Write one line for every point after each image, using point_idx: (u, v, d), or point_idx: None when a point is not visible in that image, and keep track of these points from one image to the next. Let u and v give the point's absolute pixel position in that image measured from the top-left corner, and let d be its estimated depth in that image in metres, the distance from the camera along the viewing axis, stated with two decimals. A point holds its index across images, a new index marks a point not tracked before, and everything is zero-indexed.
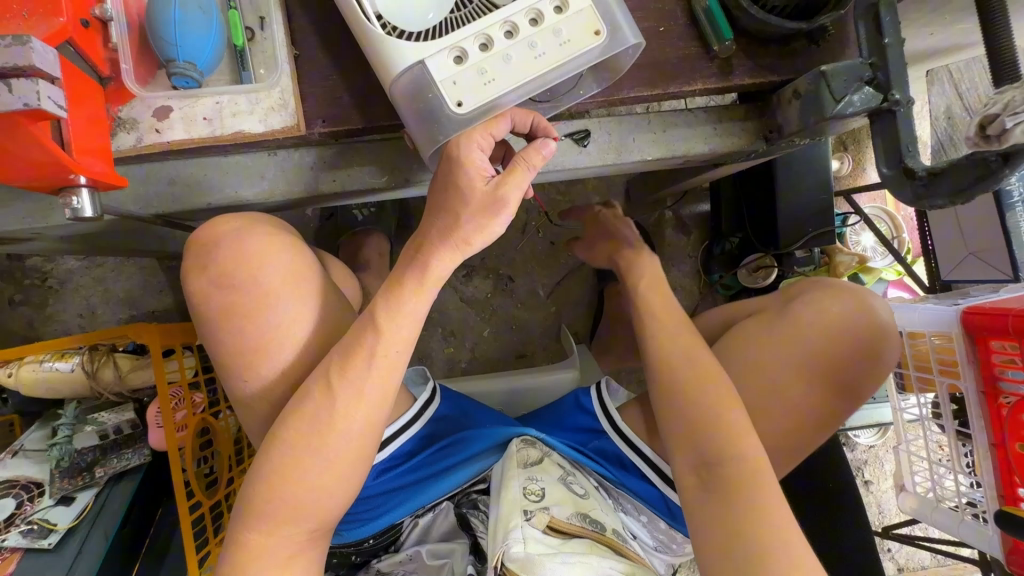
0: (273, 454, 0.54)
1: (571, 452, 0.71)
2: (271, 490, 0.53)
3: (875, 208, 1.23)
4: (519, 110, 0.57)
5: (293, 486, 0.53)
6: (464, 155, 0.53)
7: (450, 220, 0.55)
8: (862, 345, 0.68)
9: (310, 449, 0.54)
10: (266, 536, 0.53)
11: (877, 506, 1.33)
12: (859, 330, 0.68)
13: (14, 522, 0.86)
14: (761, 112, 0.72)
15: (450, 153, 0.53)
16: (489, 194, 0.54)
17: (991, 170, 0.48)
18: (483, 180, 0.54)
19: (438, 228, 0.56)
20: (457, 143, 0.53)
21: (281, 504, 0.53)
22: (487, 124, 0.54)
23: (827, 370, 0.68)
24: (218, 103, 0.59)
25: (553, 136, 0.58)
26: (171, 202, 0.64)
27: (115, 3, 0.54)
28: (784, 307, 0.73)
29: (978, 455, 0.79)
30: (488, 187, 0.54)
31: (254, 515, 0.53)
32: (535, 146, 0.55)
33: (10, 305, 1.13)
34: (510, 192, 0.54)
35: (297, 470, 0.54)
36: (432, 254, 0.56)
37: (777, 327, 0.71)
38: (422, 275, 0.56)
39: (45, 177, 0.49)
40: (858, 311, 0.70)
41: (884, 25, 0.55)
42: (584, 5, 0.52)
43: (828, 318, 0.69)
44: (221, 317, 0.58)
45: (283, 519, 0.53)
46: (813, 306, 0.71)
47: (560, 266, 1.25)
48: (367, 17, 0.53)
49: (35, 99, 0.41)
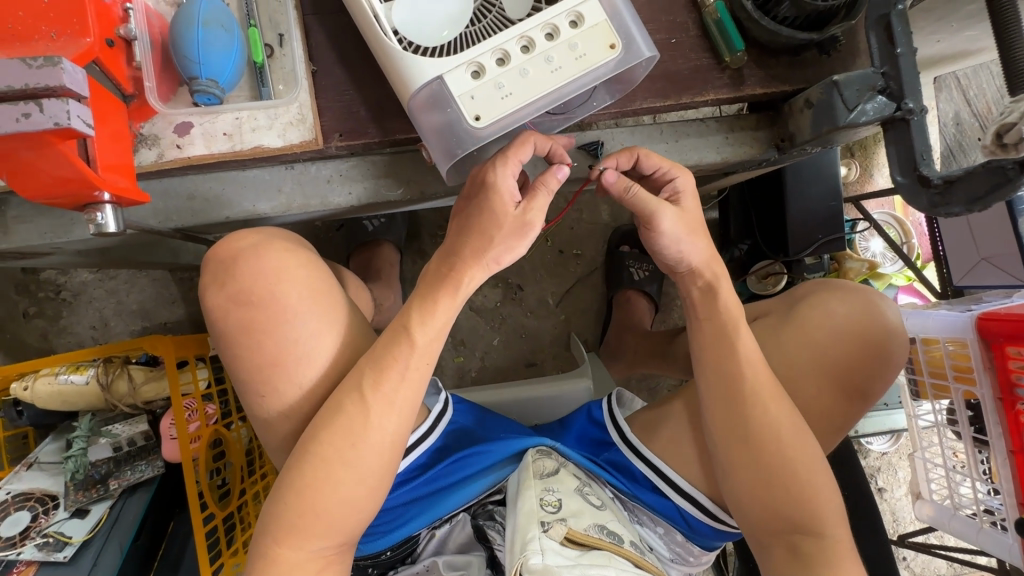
0: (305, 462, 0.54)
1: (586, 463, 0.71)
2: (304, 500, 0.54)
3: (884, 214, 1.22)
4: (540, 134, 0.59)
5: (324, 495, 0.54)
6: (497, 183, 0.55)
7: (480, 238, 0.56)
8: (860, 345, 0.68)
9: (343, 459, 0.55)
10: (298, 544, 0.53)
11: (892, 514, 1.32)
12: (864, 330, 0.68)
13: (30, 534, 0.87)
14: (773, 121, 0.73)
15: (487, 179, 0.55)
16: (518, 220, 0.56)
17: (1007, 178, 0.48)
18: (512, 205, 0.56)
19: (470, 246, 0.57)
20: (489, 169, 0.55)
21: (315, 515, 0.54)
22: (516, 150, 0.56)
23: (828, 372, 0.68)
24: (238, 118, 0.59)
25: (569, 163, 0.59)
26: (190, 216, 0.65)
27: (138, 22, 0.55)
28: (788, 311, 0.74)
29: (996, 462, 0.77)
30: (516, 212, 0.56)
31: (285, 524, 0.54)
32: (552, 172, 0.56)
33: (24, 318, 1.14)
34: (537, 217, 0.56)
35: (328, 479, 0.54)
36: (460, 266, 0.57)
37: (781, 332, 0.72)
38: (452, 288, 0.58)
39: (72, 195, 0.50)
40: (857, 312, 0.69)
41: (896, 35, 0.56)
42: (599, 19, 0.53)
43: (830, 321, 0.69)
44: (240, 331, 0.58)
45: (315, 528, 0.54)
46: (816, 311, 0.71)
47: (569, 274, 1.25)
48: (385, 33, 0.54)
49: (65, 118, 0.42)
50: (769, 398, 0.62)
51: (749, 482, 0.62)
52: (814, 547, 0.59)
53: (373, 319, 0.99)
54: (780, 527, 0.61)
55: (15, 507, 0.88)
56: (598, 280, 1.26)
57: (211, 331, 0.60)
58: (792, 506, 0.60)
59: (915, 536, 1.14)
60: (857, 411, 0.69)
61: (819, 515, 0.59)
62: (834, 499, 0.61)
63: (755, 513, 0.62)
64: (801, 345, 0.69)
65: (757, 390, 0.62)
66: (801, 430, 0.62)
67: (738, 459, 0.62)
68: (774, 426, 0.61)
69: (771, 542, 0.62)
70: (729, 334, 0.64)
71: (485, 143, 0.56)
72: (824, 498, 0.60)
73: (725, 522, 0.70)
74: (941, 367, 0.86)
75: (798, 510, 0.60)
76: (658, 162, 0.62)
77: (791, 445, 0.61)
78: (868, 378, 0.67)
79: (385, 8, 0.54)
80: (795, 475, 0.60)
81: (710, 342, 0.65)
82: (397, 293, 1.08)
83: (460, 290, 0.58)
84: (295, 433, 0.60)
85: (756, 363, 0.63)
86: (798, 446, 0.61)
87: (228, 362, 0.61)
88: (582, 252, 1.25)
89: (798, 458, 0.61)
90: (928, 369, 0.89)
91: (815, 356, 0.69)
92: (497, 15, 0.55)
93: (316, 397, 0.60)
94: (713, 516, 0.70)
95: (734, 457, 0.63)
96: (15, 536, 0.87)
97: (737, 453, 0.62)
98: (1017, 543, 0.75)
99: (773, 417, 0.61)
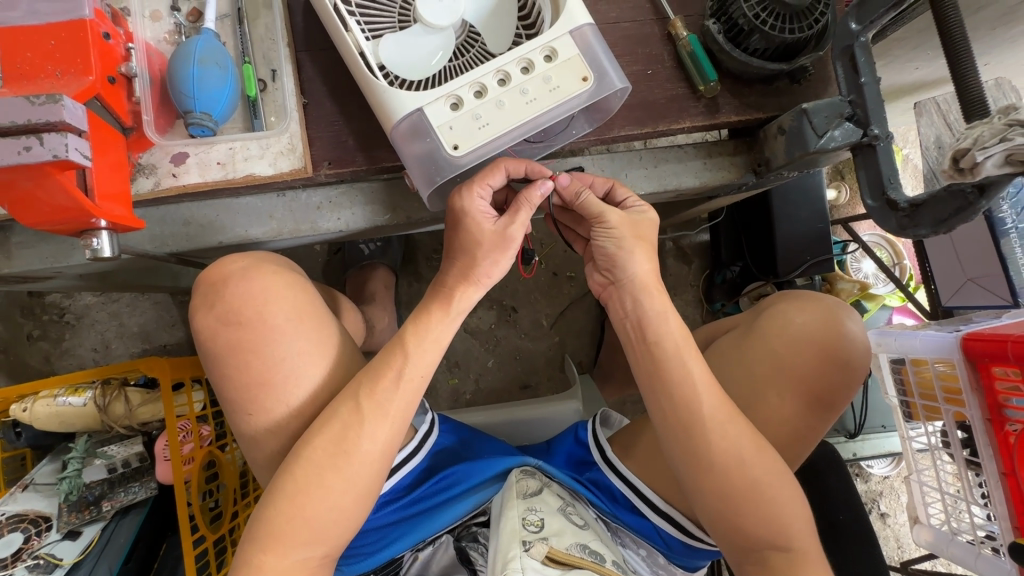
0: (297, 465, 0.55)
1: (570, 482, 0.72)
2: (295, 504, 0.54)
3: (874, 235, 1.24)
4: (512, 159, 0.61)
5: (315, 498, 0.55)
6: (465, 206, 0.59)
7: (467, 258, 0.60)
8: (824, 352, 0.68)
9: (335, 465, 0.55)
10: (283, 551, 0.54)
11: (896, 540, 1.29)
12: (826, 337, 0.69)
13: (21, 556, 0.87)
14: (749, 147, 0.75)
15: (455, 206, 0.59)
16: (498, 233, 0.59)
17: (968, 202, 0.49)
18: (489, 222, 0.60)
19: (459, 267, 0.61)
20: (458, 196, 0.59)
21: (304, 519, 0.54)
22: (483, 175, 0.60)
23: (795, 381, 0.68)
24: (231, 149, 0.62)
25: (547, 177, 0.61)
26: (185, 240, 0.68)
27: (140, 60, 0.58)
28: (754, 323, 0.75)
29: (989, 486, 0.75)
30: (494, 228, 0.60)
31: (275, 527, 0.54)
32: (534, 186, 0.60)
33: (28, 340, 1.17)
34: (516, 231, 0.60)
35: (318, 484, 0.55)
36: (451, 283, 0.61)
37: (742, 345, 0.73)
38: (447, 302, 0.61)
39: (69, 222, 0.52)
40: (822, 322, 0.70)
41: (860, 65, 0.58)
42: (572, 54, 0.56)
43: (790, 330, 0.70)
44: (229, 351, 0.60)
45: (303, 533, 0.54)
46: (775, 322, 0.72)
47: (563, 295, 1.26)
48: (370, 68, 0.57)
49: (63, 150, 0.45)
50: (723, 420, 0.60)
51: (725, 508, 0.60)
52: (789, 563, 0.58)
53: (366, 341, 1.00)
54: (751, 546, 0.60)
55: (8, 529, 0.88)
56: (592, 302, 1.27)
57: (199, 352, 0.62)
58: (762, 517, 0.59)
59: (919, 563, 1.11)
60: (822, 420, 0.69)
61: (789, 523, 0.59)
62: (800, 512, 0.60)
63: (728, 537, 0.61)
64: (760, 355, 0.70)
65: (718, 410, 0.60)
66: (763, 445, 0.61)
67: (708, 491, 0.60)
68: (734, 447, 0.60)
69: (744, 556, 0.61)
70: (680, 361, 0.62)
71: (464, 170, 0.58)
72: (789, 508, 0.60)
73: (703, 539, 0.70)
74: (930, 388, 0.85)
75: (768, 520, 0.59)
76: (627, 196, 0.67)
77: (755, 461, 0.60)
78: (830, 384, 0.68)
79: (370, 45, 0.57)
80: (770, 488, 0.60)
81: (661, 373, 0.62)
82: (392, 315, 1.10)
83: (453, 309, 0.61)
84: (280, 452, 0.61)
85: (715, 395, 0.61)
86: (757, 470, 0.60)
87: (216, 381, 0.62)
88: (575, 274, 1.27)
89: (764, 476, 0.60)
90: (918, 391, 0.87)
91: (775, 365, 0.69)
92: (479, 49, 0.59)
93: (301, 413, 0.61)
94: (687, 534, 0.70)
95: (702, 485, 0.60)
96: (6, 557, 0.87)
97: (704, 484, 0.60)
98: (1016, 569, 0.72)
99: (734, 441, 0.60)
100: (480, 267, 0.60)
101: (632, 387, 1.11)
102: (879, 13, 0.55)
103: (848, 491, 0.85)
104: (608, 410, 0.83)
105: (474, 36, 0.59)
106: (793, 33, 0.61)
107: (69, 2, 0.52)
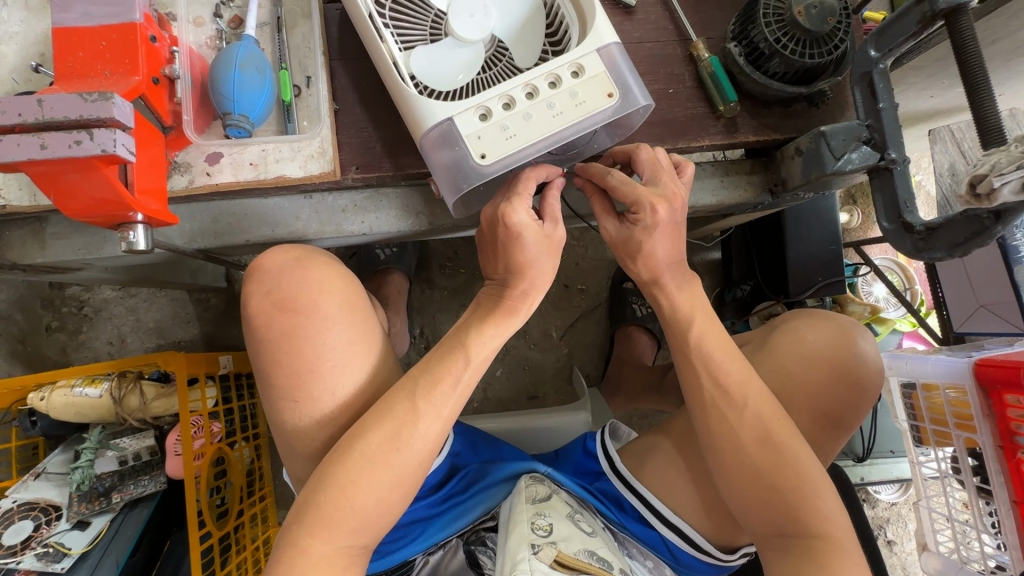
0: (349, 456, 0.56)
1: (578, 491, 0.72)
2: (345, 494, 0.55)
3: (887, 260, 1.25)
4: (537, 170, 0.61)
5: (363, 491, 0.55)
6: (518, 221, 0.58)
7: (524, 259, 0.59)
8: (836, 370, 0.69)
9: (386, 460, 0.56)
10: (328, 538, 0.54)
11: (902, 569, 1.27)
12: (838, 357, 0.70)
13: (30, 544, 0.88)
14: (767, 166, 0.77)
15: (509, 223, 0.58)
16: (551, 237, 0.60)
17: (984, 226, 0.50)
18: (540, 229, 0.59)
19: (526, 285, 0.60)
20: (511, 211, 0.58)
21: (352, 510, 0.55)
22: (521, 197, 0.59)
23: (805, 399, 0.69)
24: (264, 150, 0.64)
25: (561, 173, 0.63)
26: (214, 237, 0.70)
27: (183, 63, 0.61)
28: (765, 338, 0.76)
29: (1001, 513, 0.75)
30: (547, 233, 0.60)
31: (324, 515, 0.54)
32: (553, 183, 0.61)
33: (47, 331, 1.19)
34: (563, 229, 0.61)
35: (369, 476, 0.55)
36: (515, 297, 0.61)
37: (754, 360, 0.73)
38: (521, 301, 0.61)
39: (109, 214, 0.54)
40: (836, 341, 0.71)
41: (879, 91, 0.59)
42: (598, 71, 0.58)
43: (800, 347, 0.71)
44: (282, 337, 0.61)
45: (351, 523, 0.55)
46: (786, 338, 0.73)
47: (574, 308, 1.27)
48: (402, 77, 0.59)
49: (111, 145, 0.46)
50: (739, 411, 0.61)
51: (754, 497, 0.60)
52: (806, 552, 0.58)
53: None
54: (775, 536, 0.60)
55: (19, 516, 0.90)
56: (601, 315, 1.28)
57: (249, 335, 0.63)
58: (779, 511, 0.59)
59: None
60: (828, 438, 0.70)
61: (816, 520, 0.58)
62: (838, 507, 0.59)
63: (755, 525, 0.61)
64: (770, 370, 0.71)
65: (736, 397, 0.62)
66: (772, 439, 0.60)
67: (735, 476, 0.61)
68: (741, 438, 0.61)
69: (768, 546, 0.61)
70: (710, 358, 0.63)
71: (490, 179, 0.59)
72: (819, 503, 0.58)
73: (711, 553, 0.70)
74: (941, 413, 0.83)
75: (782, 512, 0.59)
76: (626, 189, 0.61)
77: (763, 456, 0.60)
78: (839, 404, 0.69)
79: (403, 55, 0.59)
80: (803, 477, 0.59)
81: (703, 362, 0.63)
82: (404, 320, 1.11)
83: (517, 314, 0.61)
84: (297, 447, 0.62)
85: (749, 386, 0.62)
86: (777, 461, 0.60)
87: (258, 364, 0.63)
88: (585, 287, 1.28)
89: (797, 469, 0.59)
90: (928, 416, 0.86)
91: (785, 383, 0.70)
92: (507, 64, 0.61)
93: (325, 413, 0.61)
94: (695, 547, 0.70)
95: (732, 470, 0.61)
96: (17, 545, 0.88)
97: (730, 469, 0.61)
98: None
99: (765, 426, 0.60)
100: (534, 271, 0.60)
101: (640, 402, 1.12)
102: (899, 42, 0.57)
103: (851, 510, 0.84)
104: (616, 422, 0.83)
105: (503, 50, 0.62)
106: (812, 58, 0.63)
107: (121, 6, 0.55)
